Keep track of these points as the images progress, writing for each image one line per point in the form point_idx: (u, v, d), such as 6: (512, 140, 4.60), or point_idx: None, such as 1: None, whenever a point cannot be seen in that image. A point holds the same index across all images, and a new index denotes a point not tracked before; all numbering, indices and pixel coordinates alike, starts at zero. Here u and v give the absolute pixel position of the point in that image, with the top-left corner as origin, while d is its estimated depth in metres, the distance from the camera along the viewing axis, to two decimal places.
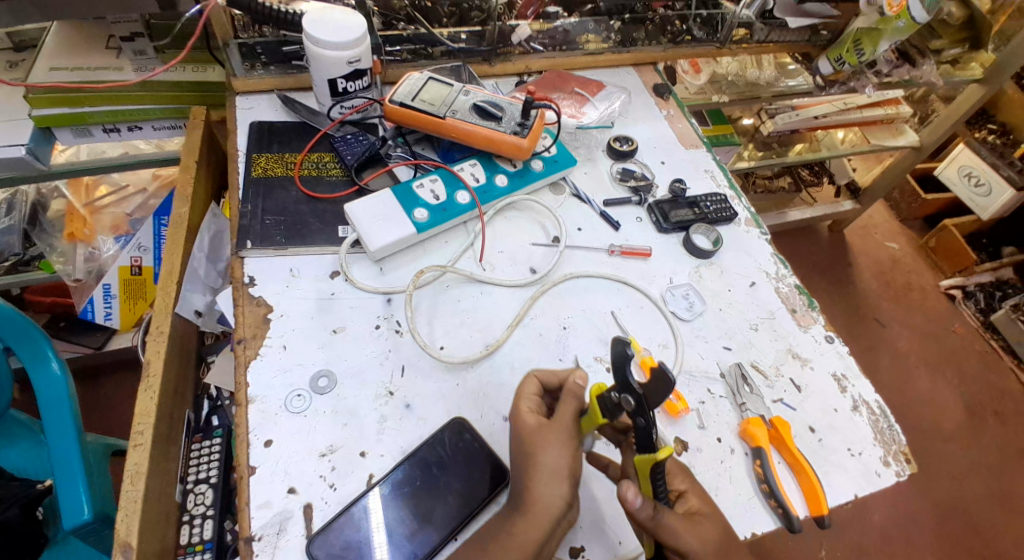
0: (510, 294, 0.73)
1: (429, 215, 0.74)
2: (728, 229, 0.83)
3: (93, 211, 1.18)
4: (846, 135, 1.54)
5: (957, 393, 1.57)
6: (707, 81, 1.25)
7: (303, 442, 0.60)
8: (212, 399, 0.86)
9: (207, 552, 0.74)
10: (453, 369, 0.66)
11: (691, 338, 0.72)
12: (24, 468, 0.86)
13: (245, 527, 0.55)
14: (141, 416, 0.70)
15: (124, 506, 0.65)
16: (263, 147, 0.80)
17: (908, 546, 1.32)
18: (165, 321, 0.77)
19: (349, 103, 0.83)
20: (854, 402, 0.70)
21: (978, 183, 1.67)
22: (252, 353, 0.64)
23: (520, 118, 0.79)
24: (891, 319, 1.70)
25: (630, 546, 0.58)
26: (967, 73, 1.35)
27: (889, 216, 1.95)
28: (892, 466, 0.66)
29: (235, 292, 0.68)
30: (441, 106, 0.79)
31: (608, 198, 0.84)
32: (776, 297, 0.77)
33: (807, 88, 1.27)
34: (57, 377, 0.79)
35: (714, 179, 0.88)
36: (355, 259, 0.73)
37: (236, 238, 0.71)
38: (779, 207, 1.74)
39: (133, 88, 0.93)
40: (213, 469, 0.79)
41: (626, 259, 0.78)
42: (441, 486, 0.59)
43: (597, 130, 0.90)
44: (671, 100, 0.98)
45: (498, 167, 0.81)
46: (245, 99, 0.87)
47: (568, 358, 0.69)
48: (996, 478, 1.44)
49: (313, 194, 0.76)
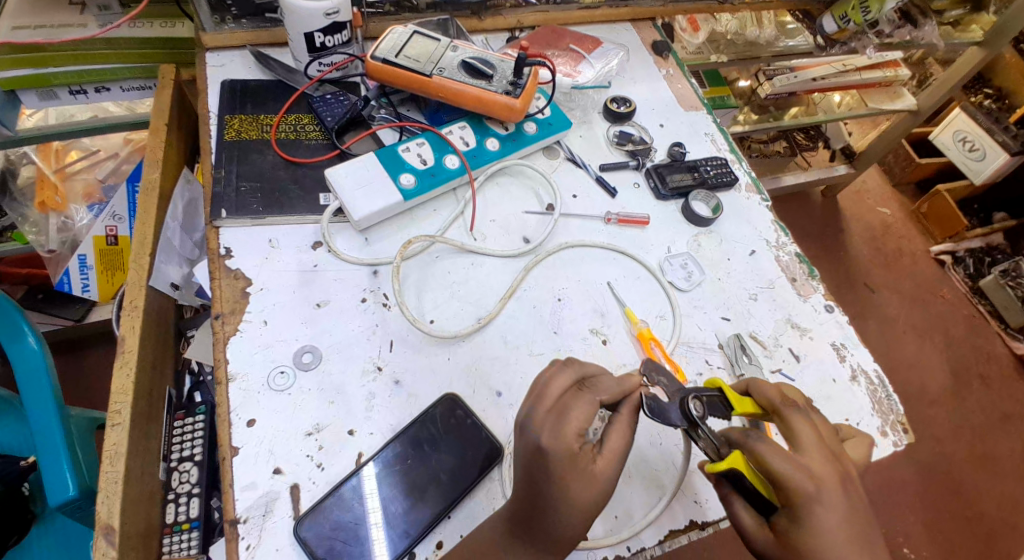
0: (502, 265, 0.69)
1: (416, 181, 0.70)
2: (727, 195, 0.80)
3: (64, 178, 1.12)
4: (843, 98, 1.49)
5: (944, 357, 1.58)
6: (705, 40, 1.19)
7: (288, 422, 0.57)
8: (195, 374, 0.83)
9: (194, 531, 0.71)
10: (443, 345, 0.63)
11: (689, 309, 0.70)
12: (7, 445, 0.83)
13: (230, 509, 0.53)
14: (118, 394, 0.66)
15: (104, 487, 0.62)
16: (237, 108, 0.75)
17: (891, 505, 1.35)
18: (139, 295, 0.72)
19: (328, 60, 0.77)
20: (852, 371, 0.68)
21: (972, 148, 1.62)
22: (231, 329, 0.61)
23: (512, 76, 0.74)
24: (881, 285, 1.70)
25: (625, 519, 0.57)
26: (968, 35, 1.32)
27: (882, 182, 1.93)
28: (890, 437, 0.65)
29: (211, 264, 0.64)
30: (427, 62, 0.74)
31: (605, 163, 0.80)
32: (775, 266, 0.75)
33: (807, 48, 1.21)
34: (34, 351, 0.75)
35: (714, 142, 0.85)
36: (338, 229, 0.69)
37: (210, 207, 0.67)
38: (773, 172, 1.70)
39: (98, 45, 0.86)
40: (197, 447, 0.76)
41: (623, 227, 0.75)
42: (433, 465, 0.57)
43: (594, 91, 0.85)
44: (670, 58, 0.93)
45: (488, 129, 0.76)
46: (215, 56, 0.80)
47: (563, 331, 0.66)
48: (979, 440, 1.46)
49: (291, 158, 0.72)
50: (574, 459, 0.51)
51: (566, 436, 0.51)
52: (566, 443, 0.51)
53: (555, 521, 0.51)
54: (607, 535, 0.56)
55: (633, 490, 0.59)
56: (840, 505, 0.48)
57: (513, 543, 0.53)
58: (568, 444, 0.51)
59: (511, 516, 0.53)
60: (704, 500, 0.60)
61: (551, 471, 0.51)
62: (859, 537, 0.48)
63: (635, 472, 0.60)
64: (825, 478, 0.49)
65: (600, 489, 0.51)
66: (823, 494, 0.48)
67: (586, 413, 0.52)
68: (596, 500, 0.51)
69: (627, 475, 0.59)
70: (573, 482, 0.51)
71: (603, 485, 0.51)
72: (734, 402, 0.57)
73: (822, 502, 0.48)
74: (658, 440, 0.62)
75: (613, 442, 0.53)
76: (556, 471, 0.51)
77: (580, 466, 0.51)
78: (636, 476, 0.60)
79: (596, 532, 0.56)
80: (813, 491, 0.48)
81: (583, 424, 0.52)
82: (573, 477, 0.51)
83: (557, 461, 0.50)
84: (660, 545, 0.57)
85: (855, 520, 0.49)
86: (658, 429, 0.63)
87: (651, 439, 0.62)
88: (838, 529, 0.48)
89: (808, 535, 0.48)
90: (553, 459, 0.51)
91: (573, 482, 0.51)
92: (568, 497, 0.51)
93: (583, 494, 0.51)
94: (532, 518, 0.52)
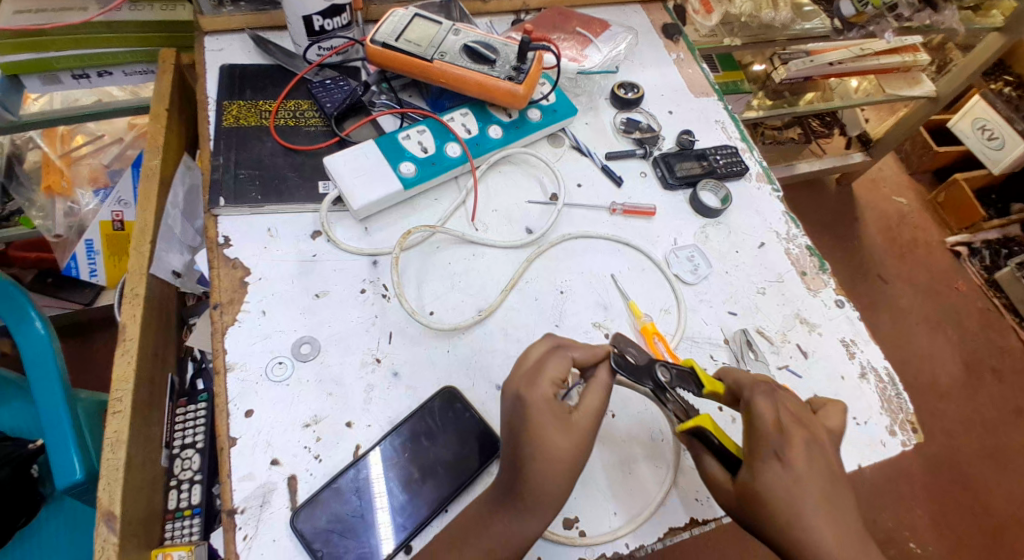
0: (504, 256, 0.68)
1: (417, 169, 0.69)
2: (738, 185, 0.78)
3: (70, 163, 1.11)
4: (861, 83, 1.44)
5: (956, 349, 1.56)
6: (719, 22, 1.15)
7: (286, 413, 0.56)
8: (196, 361, 0.83)
9: (196, 517, 0.72)
10: (442, 337, 0.62)
11: (695, 303, 0.68)
12: (18, 427, 0.84)
13: (228, 499, 0.52)
14: (119, 381, 0.66)
15: (106, 474, 0.62)
16: (235, 94, 0.74)
17: (898, 499, 1.34)
18: (140, 282, 0.72)
19: (328, 44, 0.76)
20: (862, 368, 0.67)
21: (990, 137, 1.58)
22: (230, 319, 0.60)
23: (516, 61, 0.72)
24: (894, 276, 1.66)
25: (626, 517, 0.56)
26: (989, 20, 1.29)
27: (898, 170, 1.88)
28: (898, 436, 0.63)
29: (209, 253, 0.63)
30: (429, 46, 0.72)
31: (611, 151, 0.78)
32: (785, 259, 0.73)
33: (825, 32, 1.19)
34: (41, 335, 0.75)
35: (725, 129, 0.82)
36: (338, 218, 0.68)
37: (209, 194, 0.66)
38: (787, 159, 1.67)
39: (98, 29, 0.84)
40: (199, 433, 0.76)
41: (629, 218, 0.73)
42: (431, 458, 0.56)
43: (600, 76, 0.83)
44: (680, 42, 0.90)
45: (491, 116, 0.75)
46: (214, 40, 0.79)
47: (564, 324, 0.65)
48: (990, 434, 1.44)
49: (290, 145, 0.70)
50: (566, 442, 0.51)
51: (541, 381, 0.53)
52: (542, 391, 0.52)
53: (543, 486, 0.50)
54: (607, 532, 0.55)
55: (633, 487, 0.58)
56: (801, 463, 0.49)
57: (507, 511, 0.51)
58: (544, 392, 0.52)
59: (501, 489, 0.52)
60: (704, 496, 0.59)
61: (524, 419, 0.52)
62: (824, 489, 0.49)
63: (637, 468, 0.59)
64: (787, 433, 0.51)
65: (580, 440, 0.52)
66: (781, 448, 0.50)
67: (560, 367, 0.54)
68: (573, 457, 0.51)
69: (628, 469, 0.58)
70: (549, 432, 0.51)
71: (581, 437, 0.52)
72: (705, 380, 0.58)
73: (779, 457, 0.50)
74: (659, 437, 0.61)
75: (590, 401, 0.54)
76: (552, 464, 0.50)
77: (561, 430, 0.51)
78: (637, 472, 0.58)
79: (596, 529, 0.55)
80: (771, 444, 0.50)
81: (560, 374, 0.54)
82: (548, 432, 0.51)
83: (535, 410, 0.52)
84: (660, 541, 0.56)
85: (823, 483, 0.49)
86: (660, 424, 0.61)
87: (652, 437, 0.60)
88: (798, 481, 0.49)
89: (767, 487, 0.49)
90: (531, 416, 0.51)
91: (547, 435, 0.51)
92: (548, 457, 0.50)
93: (558, 468, 0.50)
94: (520, 483, 0.51)
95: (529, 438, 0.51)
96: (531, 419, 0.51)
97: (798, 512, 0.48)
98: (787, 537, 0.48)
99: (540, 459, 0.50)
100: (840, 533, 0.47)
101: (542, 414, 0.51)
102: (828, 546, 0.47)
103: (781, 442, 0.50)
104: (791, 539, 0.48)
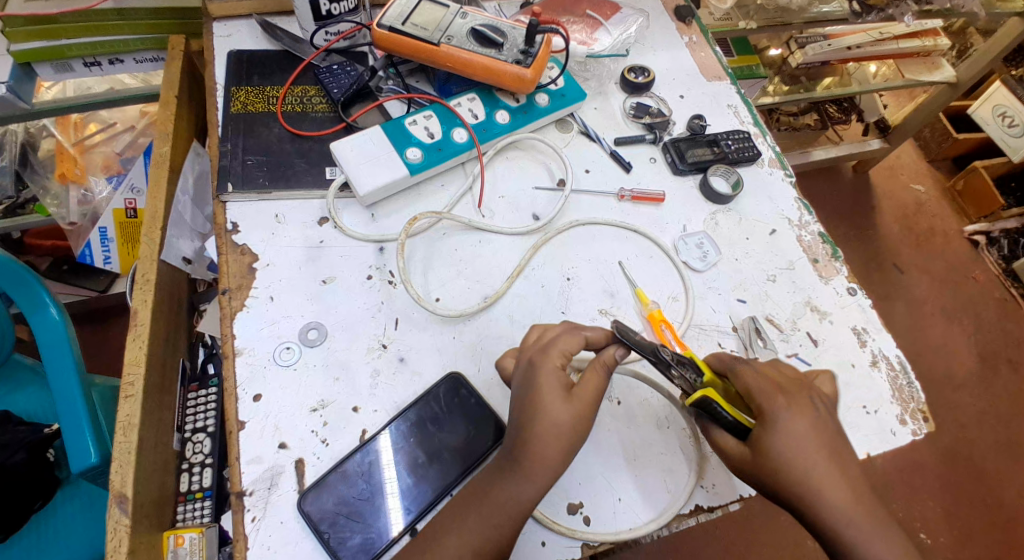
0: (510, 243, 0.68)
1: (423, 155, 0.69)
2: (750, 171, 0.76)
3: (83, 150, 1.11)
4: (880, 68, 1.40)
5: (971, 340, 1.53)
6: (733, 5, 1.12)
7: (293, 397, 0.57)
8: (207, 347, 0.84)
9: (207, 500, 0.71)
10: (448, 323, 0.62)
11: (703, 291, 0.67)
12: (31, 413, 0.85)
13: (236, 481, 0.53)
14: (130, 366, 0.67)
15: (118, 457, 0.63)
16: (244, 80, 0.74)
17: (910, 491, 1.33)
18: (150, 268, 0.72)
19: (335, 29, 0.75)
20: (874, 357, 0.66)
21: (1011, 124, 1.53)
22: (238, 304, 0.61)
23: (524, 44, 0.72)
24: (910, 266, 1.63)
25: (630, 503, 0.56)
26: (1010, 5, 1.23)
27: (917, 157, 1.85)
28: (908, 425, 0.62)
29: (218, 240, 0.64)
30: (435, 30, 0.71)
31: (619, 136, 0.77)
32: (797, 246, 0.71)
33: (842, 14, 1.14)
34: (56, 322, 0.76)
35: (737, 114, 0.81)
36: (345, 204, 0.68)
37: (217, 181, 0.66)
38: (803, 147, 1.64)
39: (108, 16, 0.84)
40: (211, 417, 0.76)
41: (637, 205, 0.72)
42: (437, 443, 0.56)
43: (609, 60, 0.81)
44: (693, 25, 0.89)
45: (498, 102, 0.74)
46: (222, 26, 0.79)
47: (571, 311, 0.65)
48: (1004, 427, 1.41)
49: (297, 132, 0.70)
50: (572, 427, 0.52)
51: (546, 368, 0.53)
52: (550, 362, 0.53)
53: (552, 466, 0.51)
54: (612, 517, 0.55)
55: (640, 475, 0.58)
56: (806, 429, 0.51)
57: (512, 479, 0.51)
58: (547, 369, 0.53)
59: (505, 458, 0.53)
60: (711, 485, 0.58)
61: (532, 386, 0.53)
62: (829, 452, 0.51)
63: (643, 456, 0.58)
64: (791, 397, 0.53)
65: (591, 424, 0.52)
66: (789, 411, 0.52)
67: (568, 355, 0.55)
68: (570, 424, 0.52)
69: (633, 456, 0.58)
70: (545, 395, 0.52)
71: (584, 413, 0.52)
72: (708, 367, 0.57)
73: (785, 421, 0.51)
74: (665, 424, 0.60)
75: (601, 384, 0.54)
76: (557, 452, 0.51)
77: (571, 414, 0.52)
78: (643, 460, 0.58)
79: (602, 517, 0.55)
80: (779, 408, 0.52)
81: (564, 360, 0.54)
82: (555, 413, 0.52)
83: (533, 376, 0.53)
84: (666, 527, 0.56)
85: (836, 447, 0.51)
86: (665, 413, 0.61)
87: (658, 425, 0.60)
88: (807, 446, 0.51)
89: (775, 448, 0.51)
90: (535, 386, 0.53)
91: (550, 403, 0.52)
92: (554, 429, 0.51)
93: (559, 454, 0.51)
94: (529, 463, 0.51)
95: (536, 418, 0.52)
96: (538, 396, 0.52)
97: (810, 474, 0.50)
98: (798, 497, 0.51)
99: (551, 435, 0.51)
100: (835, 496, 0.50)
101: (542, 377, 0.53)
102: (821, 507, 0.50)
103: (788, 406, 0.52)
104: (804, 496, 0.50)
